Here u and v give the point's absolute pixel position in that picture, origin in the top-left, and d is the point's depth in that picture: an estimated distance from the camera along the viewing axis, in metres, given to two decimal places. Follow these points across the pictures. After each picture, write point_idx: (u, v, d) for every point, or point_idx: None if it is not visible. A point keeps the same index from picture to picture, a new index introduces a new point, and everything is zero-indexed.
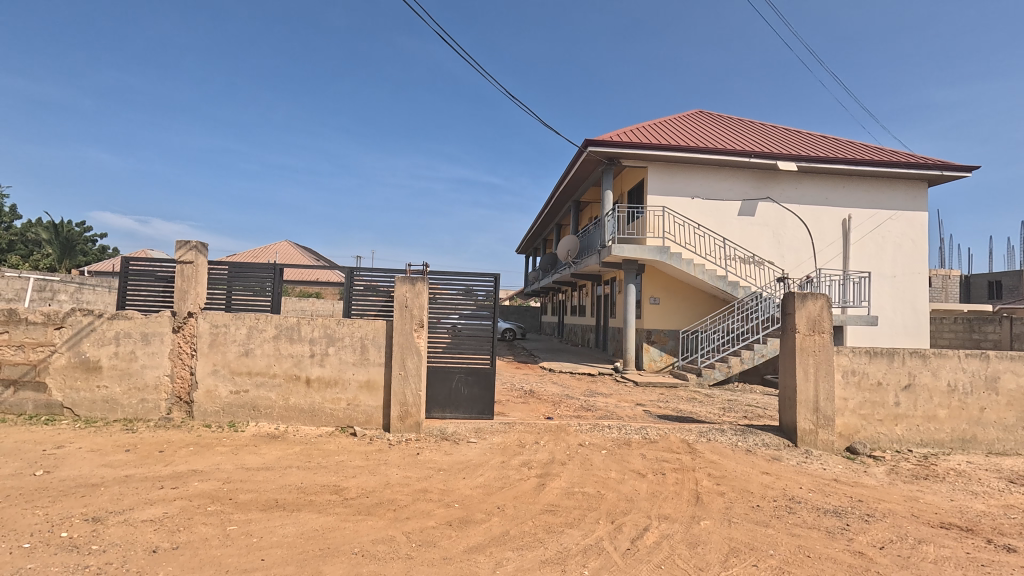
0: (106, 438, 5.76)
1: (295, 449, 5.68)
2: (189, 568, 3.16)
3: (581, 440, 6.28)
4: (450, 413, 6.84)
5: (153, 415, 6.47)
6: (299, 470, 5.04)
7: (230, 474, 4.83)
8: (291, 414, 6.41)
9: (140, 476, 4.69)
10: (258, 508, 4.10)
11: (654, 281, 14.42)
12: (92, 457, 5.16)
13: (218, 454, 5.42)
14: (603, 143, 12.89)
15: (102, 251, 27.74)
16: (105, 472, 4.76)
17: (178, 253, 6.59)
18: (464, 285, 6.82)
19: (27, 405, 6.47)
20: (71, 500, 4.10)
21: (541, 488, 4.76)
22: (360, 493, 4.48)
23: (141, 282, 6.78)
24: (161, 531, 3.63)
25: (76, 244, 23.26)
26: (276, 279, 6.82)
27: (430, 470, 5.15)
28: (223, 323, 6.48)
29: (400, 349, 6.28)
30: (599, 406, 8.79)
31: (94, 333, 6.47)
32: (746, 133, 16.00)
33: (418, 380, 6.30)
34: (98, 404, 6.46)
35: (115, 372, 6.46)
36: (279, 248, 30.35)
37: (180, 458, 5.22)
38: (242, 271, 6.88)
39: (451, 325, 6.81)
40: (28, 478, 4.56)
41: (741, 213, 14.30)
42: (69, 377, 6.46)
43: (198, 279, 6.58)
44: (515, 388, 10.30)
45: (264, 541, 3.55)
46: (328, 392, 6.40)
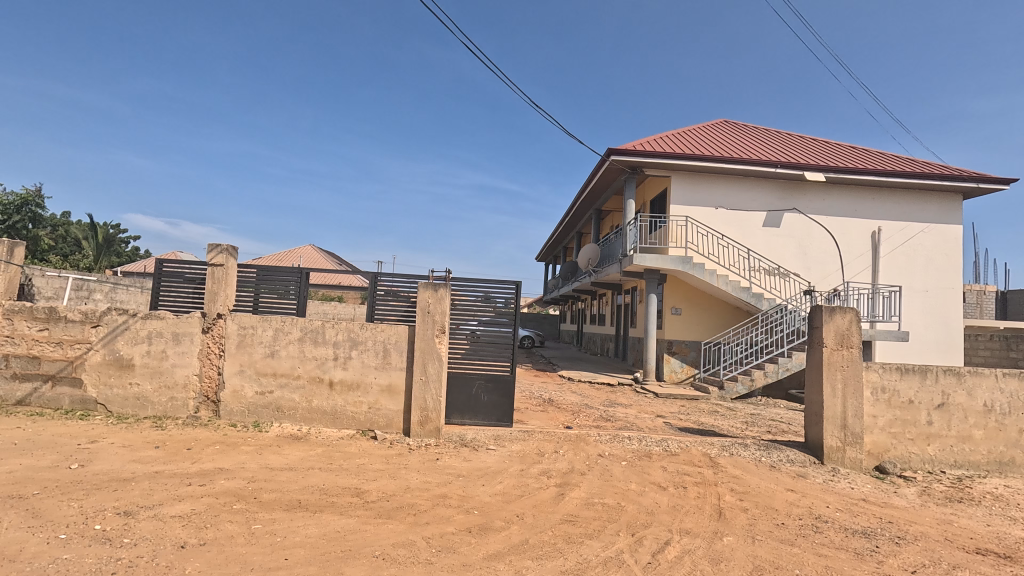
0: (136, 434, 5.93)
1: (317, 451, 5.75)
2: (217, 564, 3.24)
3: (601, 451, 6.24)
4: (469, 419, 6.86)
5: (182, 413, 6.64)
6: (322, 472, 5.11)
7: (255, 473, 4.92)
8: (314, 415, 6.51)
9: (169, 472, 4.82)
10: (281, 508, 4.17)
11: (676, 291, 14.27)
12: (124, 452, 5.31)
13: (243, 453, 5.53)
14: (626, 153, 12.85)
15: (134, 253, 28.69)
16: (136, 468, 4.89)
17: (209, 255, 6.81)
18: (483, 292, 6.85)
19: (64, 400, 6.70)
20: (104, 494, 4.23)
21: (560, 498, 4.73)
22: (381, 497, 4.52)
23: (173, 285, 6.99)
24: (189, 526, 3.73)
25: (113, 245, 24.35)
26: (301, 283, 6.96)
27: (449, 475, 5.17)
28: (250, 324, 6.63)
29: (421, 354, 6.34)
30: (618, 417, 8.70)
31: (128, 332, 6.68)
32: (771, 143, 15.79)
33: (438, 385, 6.34)
34: (130, 401, 6.66)
35: (147, 370, 6.66)
36: (303, 250, 31.24)
37: (207, 456, 5.34)
38: (268, 274, 7.02)
39: (470, 331, 6.84)
40: (63, 470, 4.72)
41: (766, 224, 14.08)
42: (103, 374, 6.68)
43: (228, 281, 6.76)
44: (535, 396, 10.30)
45: (287, 540, 3.61)
46: (350, 395, 6.49)
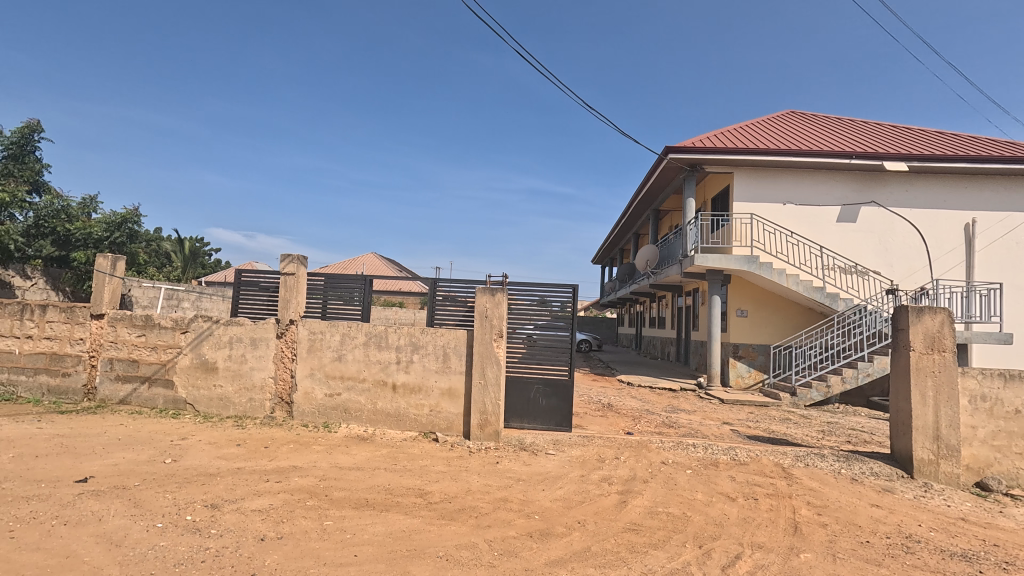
0: (220, 433, 6.39)
1: (382, 451, 5.96)
2: (293, 558, 3.42)
3: (665, 458, 6.05)
4: (528, 424, 6.87)
5: (260, 413, 7.08)
6: (387, 472, 5.28)
7: (325, 472, 5.17)
8: (379, 417, 6.75)
9: (249, 469, 5.16)
10: (350, 506, 4.35)
11: (741, 292, 13.64)
12: (210, 449, 5.74)
13: (315, 452, 5.83)
14: (684, 151, 12.48)
15: (216, 264, 31.03)
16: (221, 464, 5.27)
17: (282, 265, 7.25)
18: (539, 296, 6.83)
19: (158, 400, 7.34)
20: (194, 487, 4.59)
21: (622, 506, 4.63)
22: (444, 498, 4.62)
23: (251, 293, 7.49)
24: (268, 520, 3.96)
25: (198, 257, 26.44)
26: (365, 289, 7.25)
27: (510, 479, 5.19)
28: (320, 329, 6.98)
29: (480, 358, 6.43)
30: (682, 423, 8.40)
31: (213, 337, 7.22)
32: (845, 133, 14.79)
33: (497, 389, 6.40)
34: (215, 401, 7.19)
35: (229, 373, 7.16)
36: (366, 258, 32.57)
37: (282, 455, 5.67)
38: (335, 281, 7.37)
39: (527, 335, 6.85)
40: (159, 464, 5.17)
41: (841, 219, 13.18)
42: (192, 376, 7.25)
43: (299, 289, 7.16)
44: (594, 401, 10.15)
45: (357, 537, 3.75)
46: (412, 398, 6.67)
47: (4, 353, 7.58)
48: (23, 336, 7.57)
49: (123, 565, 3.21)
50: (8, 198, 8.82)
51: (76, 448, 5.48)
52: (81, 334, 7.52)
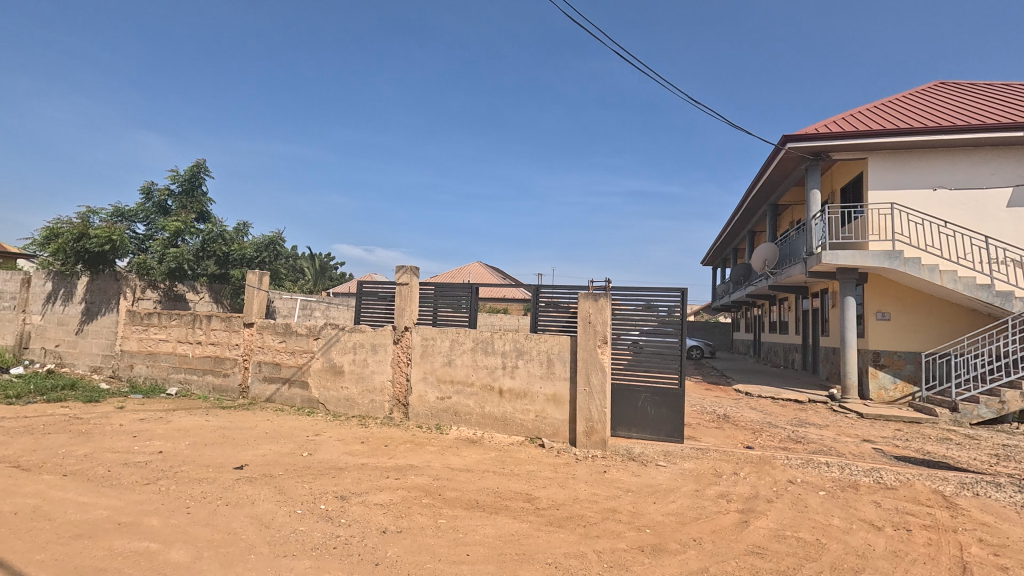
0: (347, 430, 7.01)
1: (491, 454, 6.13)
2: (411, 551, 3.63)
3: (792, 477, 5.50)
4: (636, 433, 6.63)
5: (380, 413, 7.65)
6: (496, 475, 5.42)
7: (439, 472, 5.44)
8: (487, 421, 6.96)
9: (372, 465, 5.59)
10: (462, 506, 4.53)
11: (881, 292, 12.03)
12: (339, 445, 6.33)
13: (429, 452, 6.16)
14: (805, 139, 11.36)
15: (342, 276, 34.21)
16: (348, 459, 5.78)
17: (397, 276, 7.80)
18: (644, 300, 6.61)
19: (296, 399, 8.25)
20: (326, 479, 5.08)
21: (743, 526, 4.28)
22: (551, 504, 4.62)
23: (371, 302, 8.15)
24: (389, 514, 4.26)
25: (326, 271, 29.34)
26: (472, 297, 7.55)
27: (618, 489, 5.06)
28: (431, 336, 7.38)
29: (584, 365, 6.36)
30: (811, 439, 7.58)
31: (339, 342, 7.96)
32: (1012, 100, 12.47)
33: (602, 396, 6.29)
34: (342, 401, 7.91)
35: (354, 376, 7.83)
36: (472, 267, 33.78)
37: (400, 453, 6.08)
38: (444, 290, 7.76)
39: (633, 341, 6.65)
40: (298, 457, 5.80)
41: (1013, 204, 11.10)
42: (323, 378, 8.06)
43: (412, 298, 7.63)
44: (707, 411, 9.54)
45: (468, 537, 3.89)
46: (518, 403, 6.79)
47: (181, 356, 9.01)
48: (194, 342, 8.95)
49: (271, 545, 3.63)
50: (179, 227, 10.53)
51: (234, 439, 6.34)
52: (237, 340, 8.70)
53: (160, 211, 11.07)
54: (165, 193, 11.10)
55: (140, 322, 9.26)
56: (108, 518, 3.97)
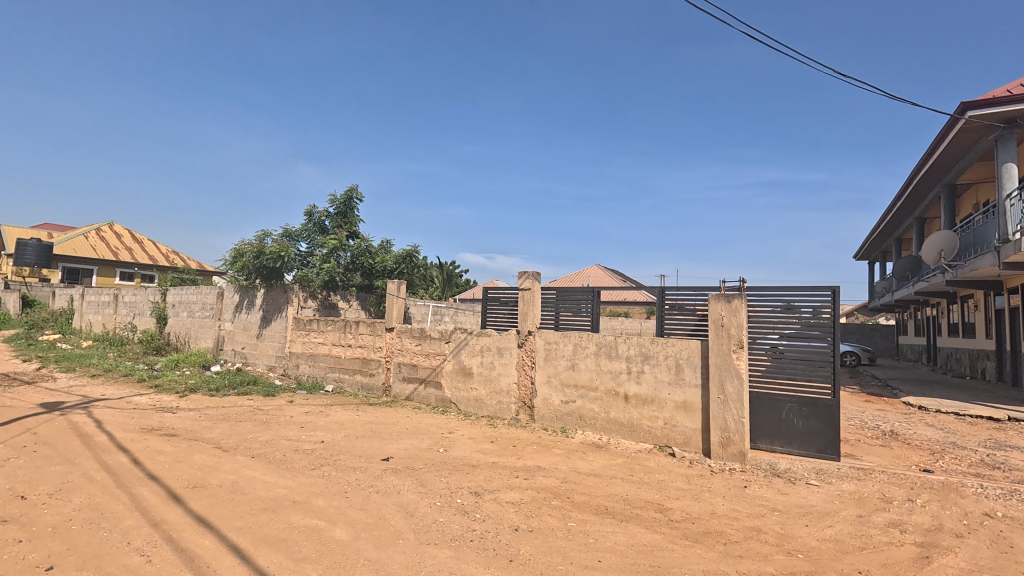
0: (478, 430, 7.37)
1: (618, 461, 6.01)
2: (543, 551, 3.69)
3: (989, 509, 4.58)
4: (780, 447, 5.97)
5: (507, 414, 7.92)
6: (624, 482, 5.30)
7: (566, 475, 5.47)
8: (612, 426, 6.85)
9: (502, 464, 5.81)
10: (591, 511, 4.50)
11: None
12: (471, 443, 6.68)
13: (555, 455, 6.23)
14: (991, 104, 9.46)
15: (467, 283, 36.09)
16: (480, 457, 6.07)
17: (520, 281, 8.02)
18: (784, 300, 6.01)
19: (431, 398, 8.87)
20: (461, 475, 5.38)
21: (923, 562, 3.67)
22: (685, 517, 4.39)
23: (496, 307, 8.48)
24: (520, 513, 4.38)
25: (453, 279, 31.14)
26: (594, 301, 7.50)
27: (762, 507, 4.64)
28: (554, 340, 7.46)
29: (717, 371, 5.96)
30: (1015, 466, 6.24)
31: (468, 345, 8.40)
32: None
33: (739, 405, 5.84)
34: (472, 402, 8.33)
35: (482, 378, 8.21)
36: (591, 271, 33.50)
37: (528, 454, 6.23)
38: (565, 294, 7.80)
39: (771, 346, 6.07)
40: (436, 452, 6.24)
41: None
42: (454, 379, 8.56)
43: (534, 303, 7.78)
44: (869, 427, 8.35)
45: (599, 543, 3.85)
46: (645, 410, 6.57)
47: (335, 358, 10.19)
48: (346, 345, 10.07)
49: (415, 532, 3.95)
50: (335, 244, 11.94)
51: (381, 433, 7.02)
52: (380, 343, 9.62)
53: (319, 230, 12.65)
54: (324, 214, 12.64)
55: (304, 328, 10.70)
56: (285, 496, 4.63)
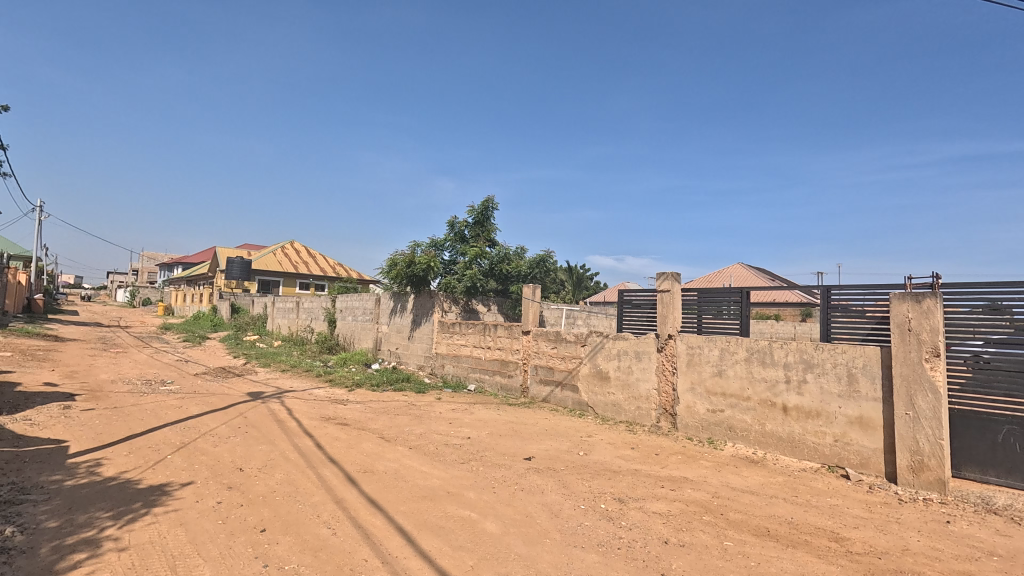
0: (617, 435, 7.23)
1: (778, 479, 5.44)
2: (697, 569, 3.48)
3: None
4: (998, 478, 4.87)
5: (647, 421, 7.63)
6: (787, 503, 4.78)
7: (718, 490, 5.09)
8: (768, 440, 6.23)
9: (646, 472, 5.61)
10: (750, 531, 4.13)
11: None
12: (611, 448, 6.56)
13: (703, 467, 5.84)
14: None
15: (597, 286, 35.76)
16: (621, 463, 5.94)
17: (658, 283, 7.72)
18: (988, 300, 4.99)
19: (568, 401, 8.92)
20: (603, 480, 5.31)
21: None
22: (868, 551, 3.81)
23: (632, 310, 8.26)
24: (669, 526, 4.19)
25: (583, 282, 31.07)
26: (743, 303, 6.95)
27: (973, 549, 3.84)
28: (697, 344, 7.04)
29: (904, 383, 5.09)
30: None
31: (604, 349, 8.29)
32: None
33: (936, 425, 4.89)
34: (609, 406, 8.18)
35: (619, 382, 8.03)
36: (733, 270, 30.99)
37: (673, 464, 5.93)
38: (709, 295, 7.32)
39: (974, 354, 4.99)
40: (576, 455, 6.25)
41: None
42: (591, 383, 8.51)
43: (675, 305, 7.41)
44: None
45: (762, 568, 3.52)
46: (809, 424, 5.87)
47: (476, 359, 10.78)
48: (486, 347, 10.60)
49: (562, 533, 3.99)
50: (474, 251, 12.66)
51: (521, 433, 7.23)
52: (517, 346, 9.95)
53: (460, 239, 13.52)
54: (464, 224, 13.48)
55: (448, 331, 11.51)
56: (440, 486, 5.00)
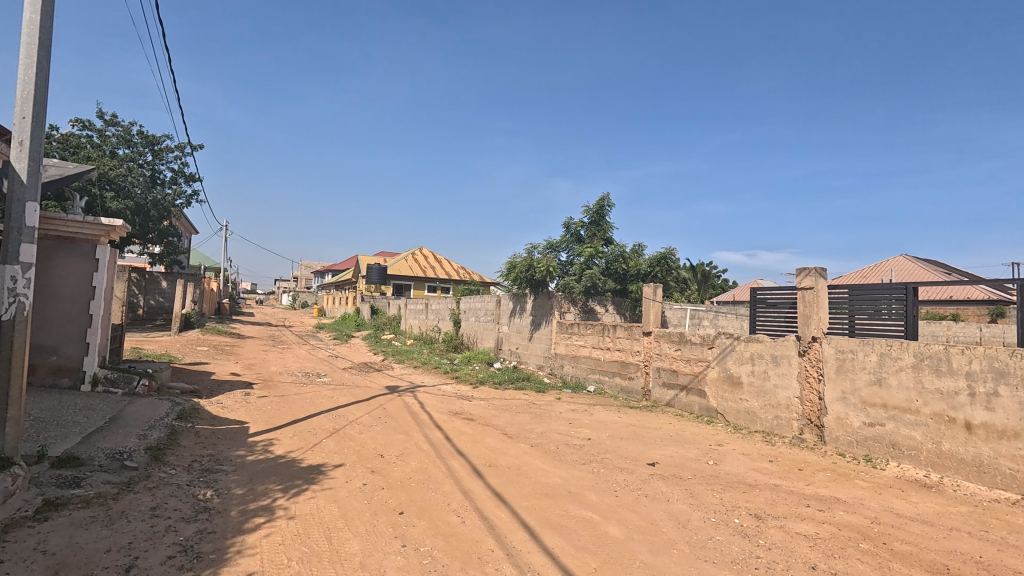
0: (752, 446, 6.66)
1: (960, 509, 4.60)
2: None
3: None
4: None
5: (787, 432, 6.92)
6: (973, 538, 4.01)
7: (879, 515, 4.45)
8: (947, 462, 5.30)
9: (787, 488, 5.09)
10: (922, 566, 3.55)
11: None
12: (745, 460, 6.07)
13: (859, 488, 5.15)
14: None
15: (725, 284, 33.33)
16: (757, 476, 5.46)
17: (798, 280, 6.96)
18: None
19: (695, 406, 8.42)
20: (736, 493, 4.94)
21: None
22: None
23: (767, 310, 7.55)
24: (817, 550, 3.76)
25: (709, 280, 29.18)
26: (909, 301, 5.99)
27: None
28: (850, 348, 6.23)
29: None
30: None
31: (735, 352, 7.69)
32: None
33: None
34: (742, 414, 7.57)
35: (753, 389, 7.39)
36: (894, 263, 26.85)
37: (820, 482, 5.31)
38: (863, 292, 6.42)
39: None
40: (704, 464, 5.88)
41: None
42: (720, 388, 7.95)
43: (820, 304, 6.61)
44: None
45: None
46: (1004, 446, 4.87)
47: (596, 360, 10.65)
48: (605, 348, 10.44)
49: (690, 545, 3.79)
50: (591, 251, 12.58)
51: (644, 438, 7.00)
52: (638, 347, 9.65)
53: (576, 240, 13.52)
54: (580, 224, 13.45)
55: (566, 331, 11.55)
56: (561, 485, 5.04)
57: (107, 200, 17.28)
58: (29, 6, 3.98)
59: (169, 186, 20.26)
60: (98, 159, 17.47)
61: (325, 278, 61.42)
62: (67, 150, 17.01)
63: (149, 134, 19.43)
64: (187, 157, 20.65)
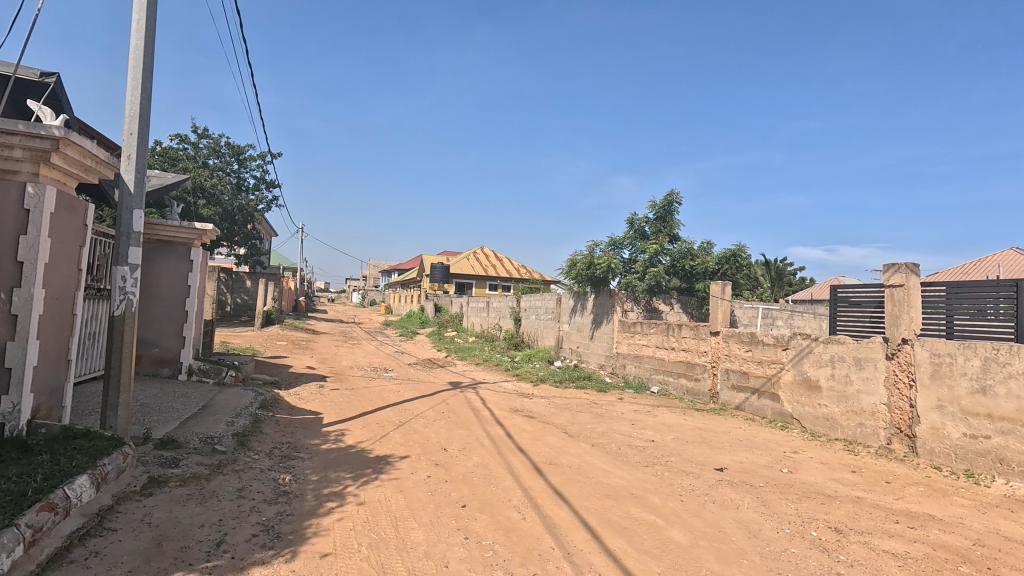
0: (832, 454, 6.21)
1: None
2: None
3: None
4: None
5: (873, 442, 6.39)
6: None
7: (982, 536, 4.02)
8: None
9: (872, 502, 4.71)
10: None
11: None
12: (824, 469, 5.68)
13: (958, 505, 4.67)
14: None
15: (802, 282, 31.31)
16: (838, 487, 5.09)
17: (886, 277, 6.41)
18: None
19: (767, 411, 7.98)
20: (814, 504, 4.63)
21: None
22: None
23: (849, 310, 7.02)
24: (906, 570, 3.46)
25: (783, 277, 27.55)
26: (1019, 299, 5.37)
27: None
28: (947, 351, 5.67)
29: None
30: None
31: (813, 354, 7.21)
32: None
33: None
34: (821, 420, 7.08)
35: (834, 394, 6.89)
36: (1002, 257, 24.08)
37: (911, 496, 4.87)
38: (963, 290, 5.80)
39: None
40: (777, 472, 5.57)
41: None
42: (796, 392, 7.48)
43: (911, 303, 6.07)
44: None
45: None
46: None
47: (660, 360, 10.36)
48: (669, 348, 10.13)
49: (762, 556, 3.60)
50: (656, 249, 12.28)
51: (712, 442, 6.73)
52: (705, 347, 9.28)
53: (640, 236, 13.22)
54: (644, 220, 13.15)
55: (628, 330, 11.30)
56: (624, 486, 4.95)
57: (200, 207, 18.96)
58: (135, 33, 4.44)
59: (252, 192, 21.88)
60: (192, 169, 19.21)
61: (392, 277, 63.81)
62: (167, 162, 18.83)
63: (235, 144, 21.07)
64: (268, 164, 22.18)
